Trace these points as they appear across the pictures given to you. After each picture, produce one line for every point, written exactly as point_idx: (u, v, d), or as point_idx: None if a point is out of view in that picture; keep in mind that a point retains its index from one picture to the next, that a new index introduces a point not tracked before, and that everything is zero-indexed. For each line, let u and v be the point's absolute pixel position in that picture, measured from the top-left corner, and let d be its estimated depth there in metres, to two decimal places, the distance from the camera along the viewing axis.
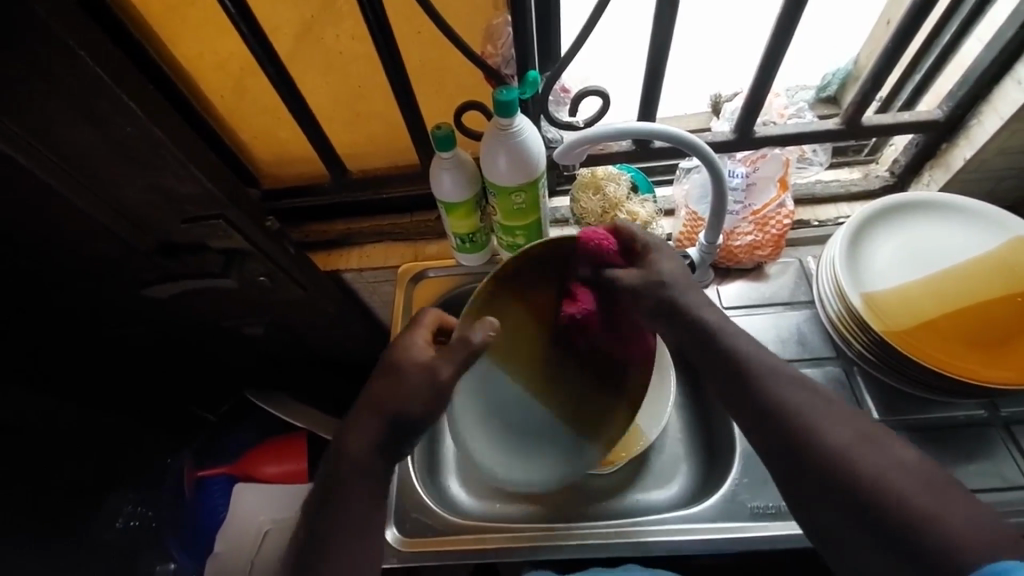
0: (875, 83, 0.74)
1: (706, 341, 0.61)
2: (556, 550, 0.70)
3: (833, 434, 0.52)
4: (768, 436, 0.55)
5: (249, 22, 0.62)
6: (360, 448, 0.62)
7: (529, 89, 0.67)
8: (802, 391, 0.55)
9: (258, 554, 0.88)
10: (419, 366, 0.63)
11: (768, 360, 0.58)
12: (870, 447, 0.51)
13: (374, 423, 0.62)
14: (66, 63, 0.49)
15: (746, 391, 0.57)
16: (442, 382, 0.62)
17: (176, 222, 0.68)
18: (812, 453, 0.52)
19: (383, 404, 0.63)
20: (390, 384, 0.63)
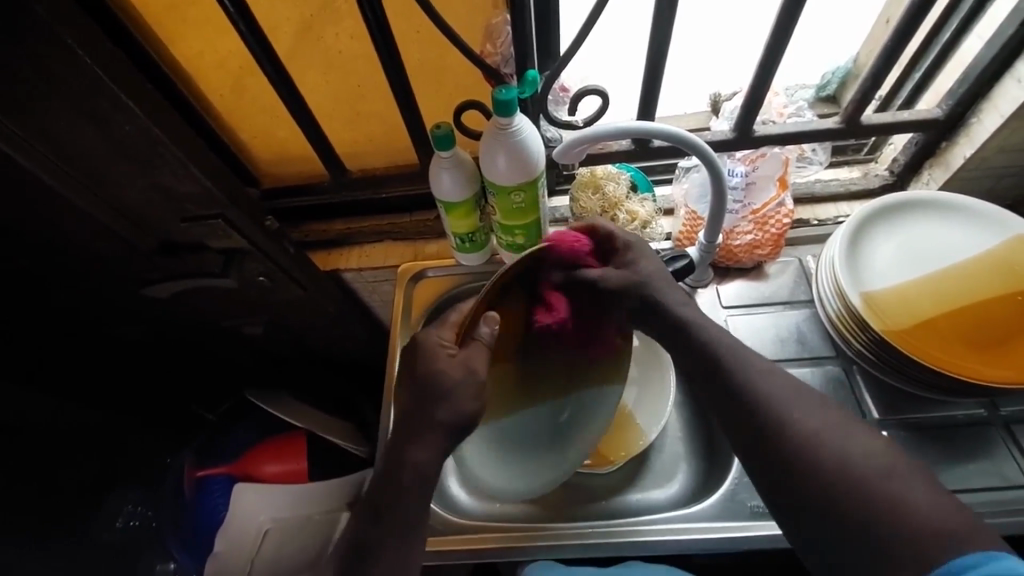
0: (874, 82, 0.74)
1: (682, 333, 0.64)
2: (556, 549, 0.70)
3: (803, 420, 0.54)
4: (740, 423, 0.57)
5: (248, 21, 0.62)
6: (423, 459, 0.61)
7: (529, 89, 0.68)
8: (777, 379, 0.58)
9: (259, 552, 0.89)
10: (459, 369, 0.64)
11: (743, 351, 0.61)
12: (839, 432, 0.53)
13: (426, 436, 0.62)
14: (65, 61, 0.49)
15: (719, 381, 0.59)
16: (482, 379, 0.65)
17: (176, 222, 0.68)
18: (782, 437, 0.54)
19: (434, 418, 0.63)
20: (441, 397, 0.63)
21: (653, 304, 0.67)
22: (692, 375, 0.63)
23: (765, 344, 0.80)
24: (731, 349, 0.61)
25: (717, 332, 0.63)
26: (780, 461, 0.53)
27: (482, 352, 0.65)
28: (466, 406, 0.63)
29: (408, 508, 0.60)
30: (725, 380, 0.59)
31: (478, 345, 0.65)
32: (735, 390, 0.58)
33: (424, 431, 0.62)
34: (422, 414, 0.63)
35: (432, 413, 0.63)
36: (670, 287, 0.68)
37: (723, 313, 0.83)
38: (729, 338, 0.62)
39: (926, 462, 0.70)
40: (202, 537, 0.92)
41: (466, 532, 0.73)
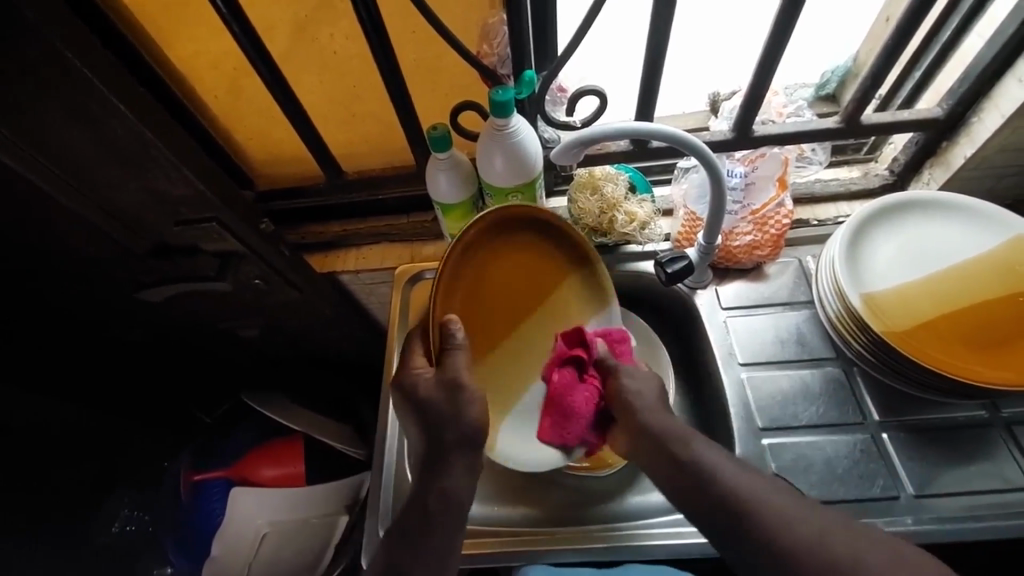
0: (874, 81, 0.73)
1: (663, 447, 0.63)
2: (556, 553, 0.70)
3: (798, 528, 0.55)
4: (731, 538, 0.58)
5: (241, 22, 0.61)
6: (453, 485, 0.62)
7: (526, 89, 0.67)
8: (758, 486, 0.58)
9: (258, 555, 0.90)
10: (438, 389, 0.63)
11: (722, 463, 0.61)
12: (830, 534, 0.54)
13: (449, 459, 0.62)
14: (54, 63, 0.48)
15: (711, 500, 0.59)
16: (462, 382, 0.62)
17: (170, 225, 0.68)
18: (775, 555, 0.55)
19: (444, 440, 0.63)
20: (441, 419, 0.62)
21: (638, 418, 0.66)
22: (676, 499, 0.62)
23: (764, 345, 0.79)
24: (711, 465, 0.61)
25: (690, 442, 0.63)
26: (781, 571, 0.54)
27: (459, 357, 0.63)
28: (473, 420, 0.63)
29: (441, 535, 0.61)
30: (712, 502, 0.59)
31: (457, 356, 0.63)
32: (725, 511, 0.58)
33: (449, 459, 0.62)
34: (434, 443, 0.63)
35: (443, 438, 0.63)
36: (652, 399, 0.67)
37: (723, 314, 0.82)
38: (704, 446, 0.62)
39: (927, 464, 0.69)
40: (201, 540, 0.92)
41: (467, 536, 0.72)
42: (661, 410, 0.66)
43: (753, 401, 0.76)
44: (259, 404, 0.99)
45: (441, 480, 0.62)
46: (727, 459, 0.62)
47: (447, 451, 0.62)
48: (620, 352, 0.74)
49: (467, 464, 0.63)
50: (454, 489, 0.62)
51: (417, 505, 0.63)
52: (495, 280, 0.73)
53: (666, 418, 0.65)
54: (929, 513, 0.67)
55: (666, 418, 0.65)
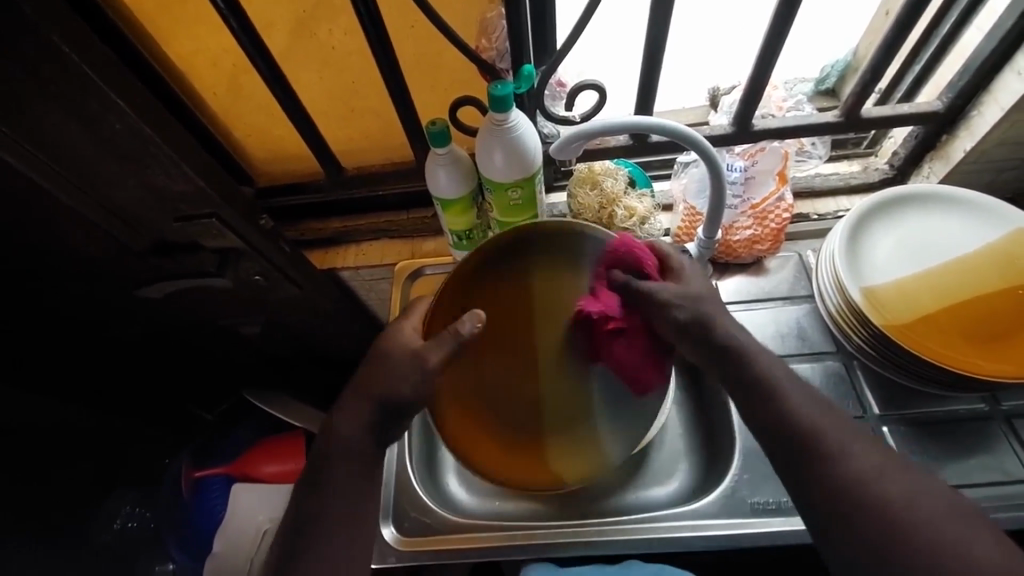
0: (874, 74, 0.73)
1: (733, 364, 0.58)
2: (556, 549, 0.69)
3: (868, 462, 0.49)
4: (784, 455, 0.53)
5: (239, 17, 0.61)
6: (350, 428, 0.59)
7: (524, 84, 0.67)
8: (820, 410, 0.53)
9: (258, 553, 0.87)
10: (412, 353, 0.60)
11: (789, 379, 0.56)
12: (890, 470, 0.49)
13: (364, 409, 0.59)
14: (52, 60, 0.48)
15: (776, 420, 0.54)
16: (430, 368, 0.59)
17: (170, 222, 0.67)
18: (842, 484, 0.49)
19: (373, 389, 0.59)
20: (386, 371, 0.60)
21: (710, 342, 0.59)
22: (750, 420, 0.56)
23: (764, 340, 0.80)
24: (781, 378, 0.56)
25: (759, 355, 0.58)
26: (826, 502, 0.49)
27: (445, 343, 0.60)
28: (406, 391, 0.59)
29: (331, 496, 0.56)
30: (768, 412, 0.54)
31: (445, 340, 0.60)
32: (783, 425, 0.53)
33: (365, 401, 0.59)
34: (363, 382, 0.60)
35: (372, 382, 0.60)
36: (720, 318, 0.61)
37: None
38: (775, 364, 0.57)
39: (928, 457, 0.69)
40: (201, 538, 0.94)
41: (467, 532, 0.73)
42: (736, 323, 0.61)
43: None
44: (259, 401, 0.99)
45: (348, 427, 0.59)
46: (801, 384, 0.56)
47: (371, 395, 0.59)
48: (641, 265, 0.65)
49: (372, 418, 0.59)
50: (353, 436, 0.58)
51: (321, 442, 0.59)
52: (504, 331, 0.69)
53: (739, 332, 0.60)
54: None
55: (746, 334, 0.60)
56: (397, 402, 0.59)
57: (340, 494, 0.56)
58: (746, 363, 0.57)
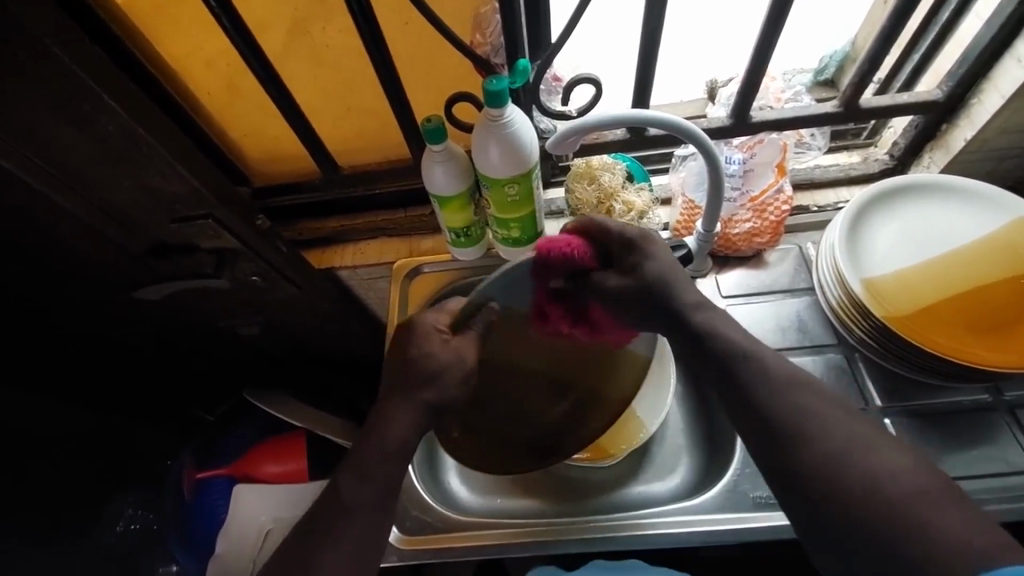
0: (872, 64, 0.72)
1: (699, 343, 0.60)
2: (556, 544, 0.69)
3: (830, 433, 0.50)
4: (761, 439, 0.53)
5: (230, 14, 0.60)
6: (399, 434, 0.61)
7: (520, 79, 0.66)
8: (799, 394, 0.53)
9: (260, 553, 0.89)
10: (452, 354, 0.65)
11: (772, 362, 0.56)
12: (867, 451, 0.48)
13: (411, 411, 0.62)
14: (41, 61, 0.47)
15: (746, 396, 0.55)
16: (468, 365, 0.66)
17: (166, 223, 0.67)
18: (806, 458, 0.50)
19: (419, 392, 0.62)
20: (428, 377, 0.63)
21: (685, 323, 0.62)
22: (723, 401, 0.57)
23: (765, 333, 0.79)
24: (761, 363, 0.56)
25: (737, 339, 0.58)
26: (801, 485, 0.49)
27: (474, 342, 0.68)
28: (450, 390, 0.65)
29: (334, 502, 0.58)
30: (745, 396, 0.55)
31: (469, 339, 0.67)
32: (759, 407, 0.53)
33: (412, 404, 0.62)
34: (405, 386, 0.63)
35: (416, 387, 0.63)
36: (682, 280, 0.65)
37: (724, 303, 0.82)
38: (758, 348, 0.57)
39: (930, 449, 0.69)
40: (205, 537, 0.93)
41: (466, 529, 0.72)
42: (723, 320, 0.61)
43: None
44: (258, 402, 0.98)
45: (393, 428, 0.61)
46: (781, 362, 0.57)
47: (417, 397, 0.62)
48: (572, 260, 0.66)
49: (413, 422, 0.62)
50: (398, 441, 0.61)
51: (369, 445, 0.60)
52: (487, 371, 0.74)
53: (725, 326, 0.60)
54: None
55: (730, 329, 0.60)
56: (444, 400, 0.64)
57: (370, 494, 0.58)
58: (726, 350, 0.58)
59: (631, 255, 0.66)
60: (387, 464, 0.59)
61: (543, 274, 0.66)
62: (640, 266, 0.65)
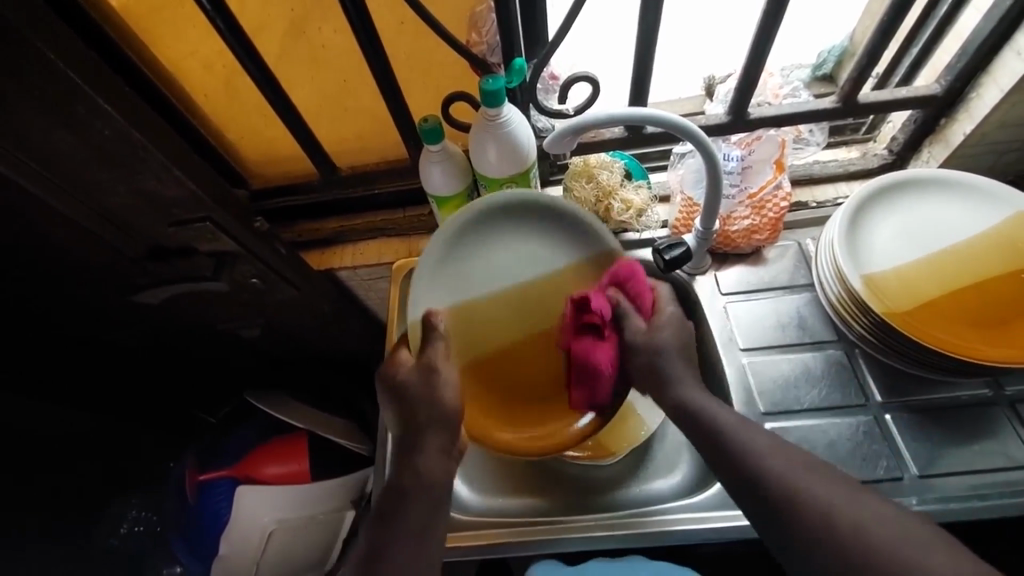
0: (871, 59, 0.72)
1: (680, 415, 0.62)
2: (557, 543, 0.69)
3: (811, 491, 0.52)
4: (750, 497, 0.55)
5: (224, 14, 0.59)
6: (429, 464, 0.62)
7: (517, 77, 0.65)
8: (779, 455, 0.56)
9: (264, 554, 0.91)
10: (417, 374, 0.63)
11: (746, 429, 0.59)
12: (849, 500, 0.51)
13: (423, 439, 0.62)
14: (34, 64, 0.47)
15: (732, 459, 0.57)
16: (437, 374, 0.63)
17: (164, 226, 0.67)
18: (797, 515, 0.52)
19: (417, 418, 0.63)
20: (412, 403, 0.63)
21: (669, 396, 0.63)
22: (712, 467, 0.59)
23: (765, 331, 0.79)
24: (737, 431, 0.58)
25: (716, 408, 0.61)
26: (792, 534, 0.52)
27: (440, 351, 0.64)
28: (446, 399, 0.63)
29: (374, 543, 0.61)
30: (732, 460, 0.57)
31: (437, 344, 0.64)
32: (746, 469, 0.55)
33: (425, 437, 0.62)
34: (408, 424, 0.63)
35: (415, 421, 0.63)
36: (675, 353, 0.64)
37: (723, 300, 0.82)
38: (734, 418, 0.60)
39: (931, 444, 0.69)
40: (207, 540, 0.92)
41: (466, 529, 0.72)
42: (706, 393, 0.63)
43: (755, 384, 0.75)
44: (259, 403, 0.99)
45: (421, 458, 0.62)
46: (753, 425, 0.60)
47: (421, 430, 0.62)
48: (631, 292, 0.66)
49: (446, 443, 0.63)
50: (433, 471, 0.62)
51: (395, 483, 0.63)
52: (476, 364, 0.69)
53: (704, 398, 0.62)
54: (933, 493, 0.66)
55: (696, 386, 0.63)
56: (450, 422, 0.63)
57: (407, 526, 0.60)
58: (705, 417, 0.60)
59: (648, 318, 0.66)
60: (423, 492, 0.61)
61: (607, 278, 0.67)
62: (660, 328, 0.65)
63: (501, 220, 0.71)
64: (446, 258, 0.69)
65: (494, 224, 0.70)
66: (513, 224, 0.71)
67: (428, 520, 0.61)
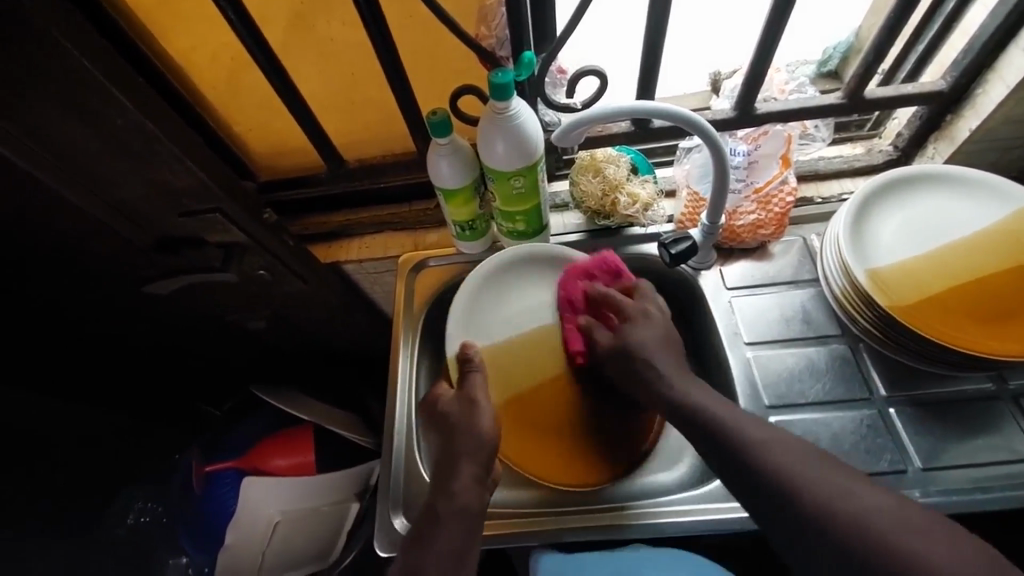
0: (877, 55, 0.72)
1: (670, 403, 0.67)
2: (571, 532, 0.70)
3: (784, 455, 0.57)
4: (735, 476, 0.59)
5: (236, 7, 0.60)
6: (464, 491, 0.66)
7: (525, 71, 0.67)
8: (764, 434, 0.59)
9: (271, 544, 0.90)
10: (458, 404, 0.72)
11: (747, 423, 0.61)
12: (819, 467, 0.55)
13: (462, 466, 0.68)
14: (48, 53, 0.47)
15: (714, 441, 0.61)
16: (476, 403, 0.72)
17: (174, 217, 0.67)
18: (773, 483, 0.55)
19: (457, 444, 0.69)
20: (455, 431, 0.70)
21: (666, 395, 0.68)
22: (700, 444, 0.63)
23: (769, 324, 0.79)
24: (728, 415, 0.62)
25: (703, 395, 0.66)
26: (784, 509, 0.54)
27: (477, 378, 0.74)
28: (482, 426, 0.70)
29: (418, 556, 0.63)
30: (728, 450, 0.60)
31: (474, 375, 0.74)
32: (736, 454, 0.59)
33: (460, 464, 0.68)
34: (448, 449, 0.70)
35: (455, 447, 0.69)
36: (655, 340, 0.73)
37: (728, 294, 0.82)
38: (676, 373, 0.70)
39: (933, 437, 0.69)
40: (215, 531, 0.92)
41: (496, 518, 0.73)
42: (697, 386, 0.68)
43: (760, 379, 0.76)
44: (265, 395, 0.99)
45: (456, 480, 0.67)
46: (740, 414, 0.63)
47: (458, 458, 0.68)
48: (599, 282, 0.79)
49: (479, 470, 0.68)
50: (469, 497, 0.66)
51: (433, 503, 0.66)
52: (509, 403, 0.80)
53: (693, 391, 0.67)
54: (937, 485, 0.67)
55: (650, 334, 0.73)
56: (484, 451, 0.69)
57: (448, 542, 0.63)
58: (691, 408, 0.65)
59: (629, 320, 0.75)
60: (461, 513, 0.65)
61: (586, 271, 0.80)
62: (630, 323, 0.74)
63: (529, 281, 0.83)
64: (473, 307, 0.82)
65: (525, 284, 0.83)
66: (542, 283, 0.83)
67: (464, 545, 0.63)
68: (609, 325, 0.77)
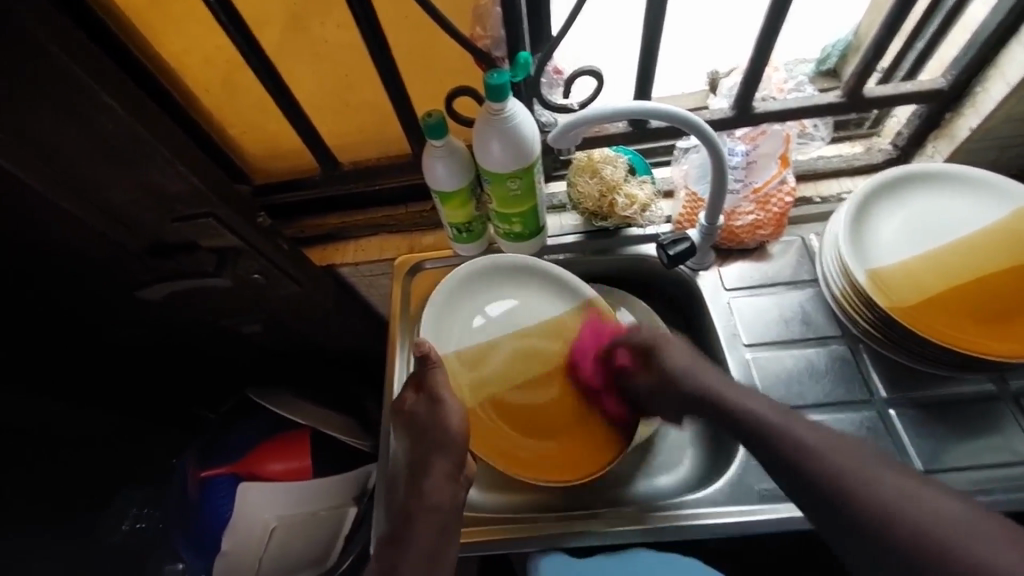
0: (877, 53, 0.71)
1: (729, 419, 0.63)
2: (568, 537, 0.69)
3: (877, 484, 0.53)
4: (816, 506, 0.55)
5: (226, 9, 0.59)
6: (436, 489, 0.67)
7: (522, 72, 0.65)
8: (834, 448, 0.56)
9: (268, 549, 0.90)
10: (424, 404, 0.71)
11: (805, 428, 0.58)
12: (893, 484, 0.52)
13: (434, 464, 0.68)
14: (36, 59, 0.46)
15: (787, 461, 0.57)
16: (441, 401, 0.70)
17: (165, 222, 0.66)
18: (853, 506, 0.53)
19: (427, 441, 0.69)
20: (422, 430, 0.70)
21: (734, 419, 0.62)
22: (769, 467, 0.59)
23: (767, 326, 0.79)
24: (808, 443, 0.57)
25: (762, 407, 0.61)
26: (841, 516, 0.53)
27: (440, 373, 0.72)
28: (450, 424, 0.69)
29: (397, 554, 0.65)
30: (814, 487, 0.55)
31: (436, 373, 0.71)
32: (825, 493, 0.54)
33: (431, 462, 0.69)
34: (420, 447, 0.70)
35: (426, 444, 0.70)
36: (690, 360, 0.68)
37: (726, 295, 0.81)
38: (723, 383, 0.65)
39: (934, 439, 0.69)
40: (211, 536, 0.91)
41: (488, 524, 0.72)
42: (743, 393, 0.63)
43: (760, 380, 0.75)
44: (261, 400, 0.98)
45: (428, 479, 0.68)
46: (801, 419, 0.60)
47: (430, 456, 0.69)
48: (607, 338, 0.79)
49: (451, 467, 0.69)
50: (441, 496, 0.67)
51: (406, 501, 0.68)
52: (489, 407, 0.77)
53: (752, 401, 0.62)
54: None
55: (682, 356, 0.69)
56: (456, 447, 0.69)
57: (425, 541, 0.65)
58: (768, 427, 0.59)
59: (652, 358, 0.71)
60: (432, 512, 0.66)
61: (585, 351, 0.80)
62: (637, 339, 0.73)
63: (497, 279, 0.84)
64: (448, 307, 0.81)
65: (496, 283, 0.83)
66: (509, 280, 0.84)
67: (438, 544, 0.66)
68: (647, 365, 0.72)
